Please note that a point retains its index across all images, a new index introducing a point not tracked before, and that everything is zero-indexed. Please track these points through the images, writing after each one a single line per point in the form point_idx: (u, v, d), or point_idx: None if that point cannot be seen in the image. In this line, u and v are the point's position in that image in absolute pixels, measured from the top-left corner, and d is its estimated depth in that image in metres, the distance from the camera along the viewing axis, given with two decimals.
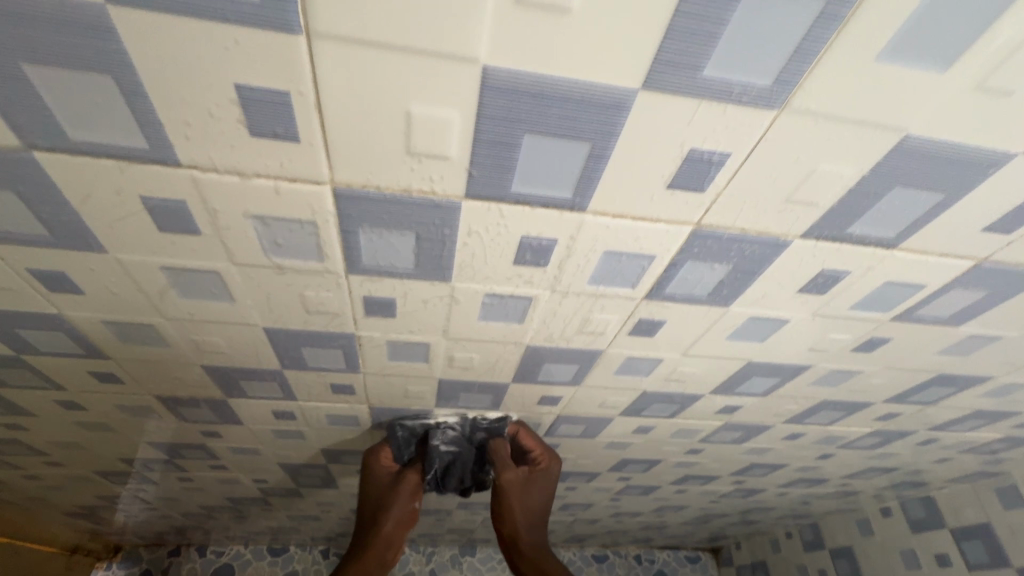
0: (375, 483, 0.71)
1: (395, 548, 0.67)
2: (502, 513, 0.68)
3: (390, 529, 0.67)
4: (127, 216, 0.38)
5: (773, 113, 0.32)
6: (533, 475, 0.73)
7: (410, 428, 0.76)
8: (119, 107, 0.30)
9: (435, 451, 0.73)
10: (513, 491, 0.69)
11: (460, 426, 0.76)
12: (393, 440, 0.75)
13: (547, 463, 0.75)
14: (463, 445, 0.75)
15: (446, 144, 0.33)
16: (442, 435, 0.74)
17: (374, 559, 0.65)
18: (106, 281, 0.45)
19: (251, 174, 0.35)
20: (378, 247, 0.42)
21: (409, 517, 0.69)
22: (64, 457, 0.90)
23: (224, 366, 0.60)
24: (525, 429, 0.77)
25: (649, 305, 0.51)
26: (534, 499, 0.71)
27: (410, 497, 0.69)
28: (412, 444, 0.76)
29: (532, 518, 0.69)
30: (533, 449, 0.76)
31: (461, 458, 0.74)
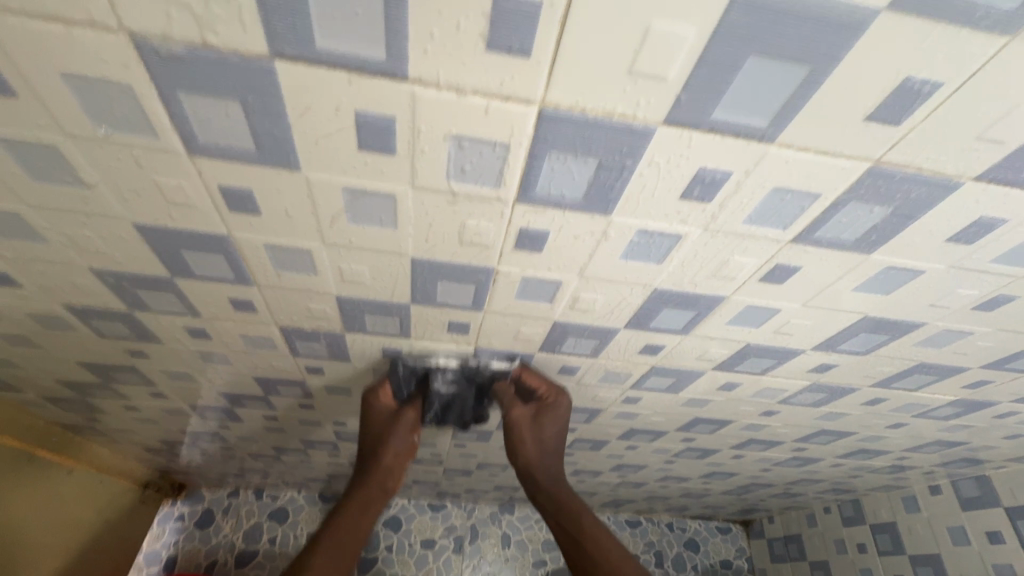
0: (376, 420, 0.79)
1: (396, 473, 0.78)
2: (515, 446, 0.78)
3: (392, 459, 0.77)
4: (335, 132, 0.40)
5: (1005, 40, 0.32)
6: (540, 413, 0.79)
7: (413, 367, 0.79)
8: (376, 17, 0.32)
9: (436, 392, 0.81)
10: (522, 428, 0.78)
11: (461, 367, 0.79)
12: (394, 377, 0.80)
13: (554, 397, 0.80)
14: (462, 385, 0.81)
15: (670, 65, 0.34)
16: (442, 377, 0.79)
17: (378, 484, 0.76)
18: (285, 202, 0.47)
19: (469, 91, 0.36)
20: (557, 175, 0.43)
21: (408, 448, 0.80)
22: (168, 388, 0.95)
23: (357, 298, 0.63)
24: (529, 370, 0.79)
25: (791, 250, 0.52)
26: (543, 433, 0.79)
27: (408, 431, 0.79)
28: (414, 380, 0.81)
29: (540, 448, 0.78)
30: (539, 387, 0.79)
31: (460, 395, 0.82)
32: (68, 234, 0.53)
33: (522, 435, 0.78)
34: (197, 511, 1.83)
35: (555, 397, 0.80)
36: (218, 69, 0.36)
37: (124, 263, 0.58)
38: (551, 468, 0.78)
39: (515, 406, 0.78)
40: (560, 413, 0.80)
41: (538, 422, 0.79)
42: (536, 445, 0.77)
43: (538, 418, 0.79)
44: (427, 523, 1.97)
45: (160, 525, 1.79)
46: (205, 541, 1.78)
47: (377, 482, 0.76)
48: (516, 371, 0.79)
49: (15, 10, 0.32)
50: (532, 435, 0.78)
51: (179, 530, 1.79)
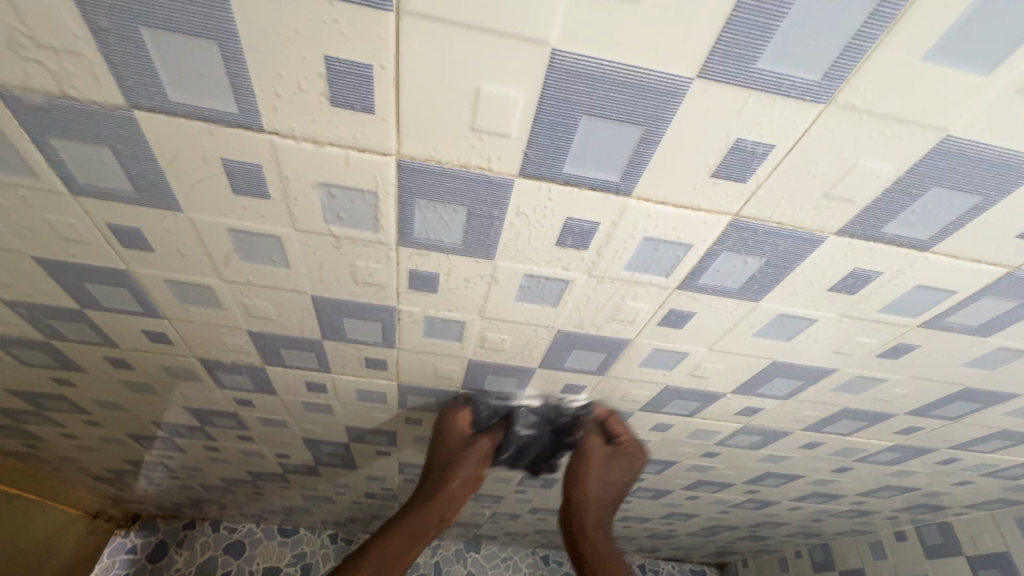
0: (448, 442, 0.73)
1: (455, 505, 0.69)
2: (577, 479, 0.72)
3: (457, 487, 0.68)
4: (206, 178, 0.41)
5: (819, 108, 0.34)
6: (613, 455, 0.75)
7: (493, 407, 0.76)
8: (217, 75, 0.34)
9: (515, 434, 0.77)
10: (595, 463, 0.73)
11: (543, 412, 0.77)
12: (475, 411, 0.76)
13: (632, 449, 0.77)
14: (543, 427, 0.78)
15: (508, 123, 0.35)
16: (523, 420, 0.76)
17: (435, 510, 0.67)
18: (176, 241, 0.49)
19: (325, 142, 0.38)
20: (431, 221, 0.44)
21: (475, 480, 0.71)
22: (103, 417, 0.95)
23: (270, 333, 0.64)
24: (615, 416, 0.78)
25: (680, 296, 0.53)
26: (611, 476, 0.74)
27: (479, 462, 0.71)
28: (494, 417, 0.77)
29: (604, 492, 0.72)
30: (621, 434, 0.77)
31: (537, 439, 0.79)
32: None
33: (588, 470, 0.72)
34: (151, 542, 1.78)
35: (636, 446, 0.77)
36: (82, 117, 0.37)
37: (33, 294, 0.58)
38: (601, 515, 0.71)
39: (593, 441, 0.75)
40: (629, 459, 0.76)
41: (609, 461, 0.74)
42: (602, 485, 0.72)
43: (611, 460, 0.75)
44: None
45: (110, 557, 1.74)
46: None
47: (432, 511, 0.66)
48: (600, 413, 0.77)
49: None
50: (598, 475, 0.73)
51: (129, 562, 1.74)
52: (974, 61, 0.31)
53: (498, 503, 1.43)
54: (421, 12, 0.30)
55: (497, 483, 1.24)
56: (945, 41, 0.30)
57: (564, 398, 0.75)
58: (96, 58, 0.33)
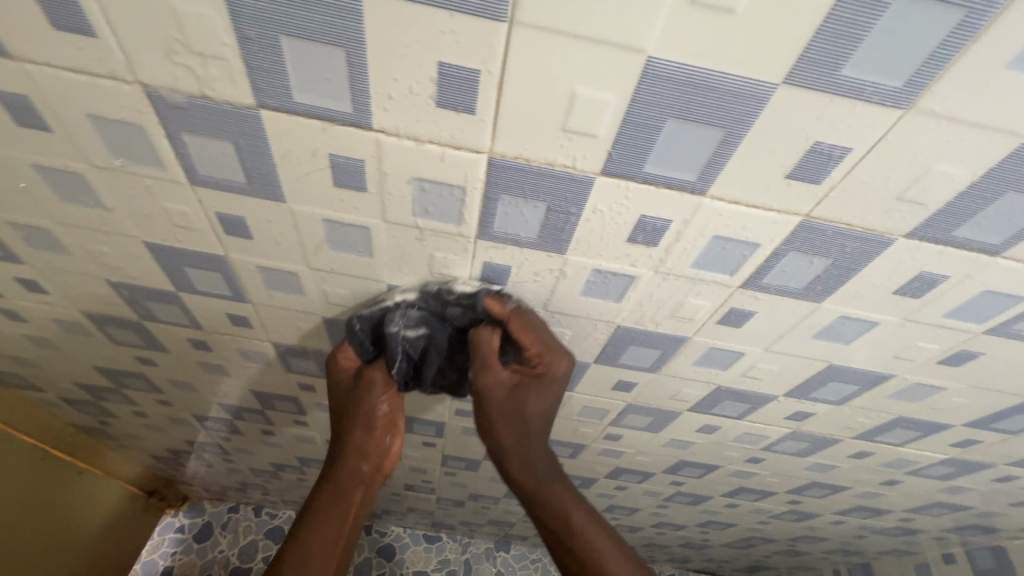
0: (337, 385, 0.64)
1: (373, 454, 0.64)
2: (488, 423, 0.60)
3: (360, 438, 0.63)
4: (313, 172, 0.46)
5: (899, 112, 0.35)
6: (520, 383, 0.59)
7: (369, 317, 0.62)
8: (341, 78, 0.38)
9: (395, 343, 0.61)
10: (495, 394, 0.59)
11: (423, 305, 0.60)
12: (354, 336, 0.63)
13: (549, 363, 0.59)
14: (433, 326, 0.61)
15: (598, 124, 0.38)
16: (401, 320, 0.60)
17: (346, 477, 0.62)
18: (274, 229, 0.53)
19: (426, 140, 0.41)
20: (511, 216, 0.48)
21: (380, 419, 0.64)
22: (174, 396, 1.01)
23: (342, 320, 0.68)
24: (520, 318, 0.57)
25: (742, 295, 0.54)
26: (517, 408, 0.59)
27: (378, 395, 0.63)
28: (376, 336, 0.63)
29: (520, 427, 0.59)
30: (528, 347, 0.58)
31: (433, 342, 0.63)
32: (90, 249, 0.60)
33: (490, 410, 0.59)
34: (198, 523, 1.87)
35: (547, 358, 0.59)
36: (216, 115, 0.42)
37: (135, 276, 0.64)
38: (535, 455, 0.60)
39: (490, 368, 0.58)
40: (557, 386, 0.60)
41: (516, 393, 0.59)
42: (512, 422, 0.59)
43: (515, 392, 0.59)
44: (420, 555, 1.94)
45: (160, 535, 1.83)
46: (202, 554, 1.81)
47: (347, 474, 0.62)
48: (490, 305, 0.57)
49: (53, 64, 0.39)
50: (495, 409, 0.59)
51: (178, 541, 1.83)
52: None
53: None
54: (531, 22, 0.33)
55: None
56: None
57: (453, 282, 0.57)
58: (238, 63, 0.37)
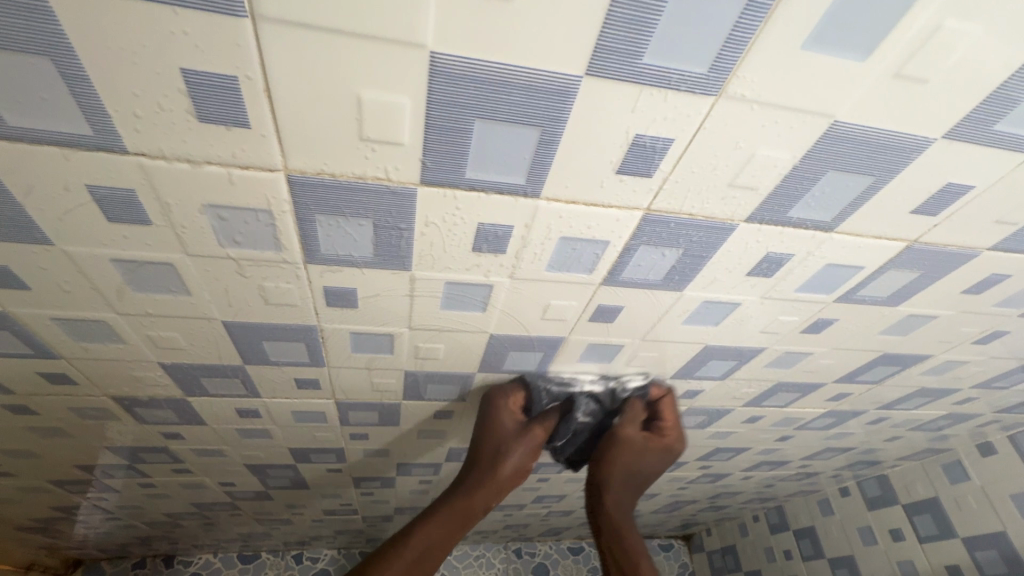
0: (490, 426, 0.65)
1: (502, 493, 0.62)
2: (604, 467, 0.68)
3: (506, 475, 0.62)
4: (74, 208, 0.37)
5: (712, 100, 0.34)
6: (650, 443, 0.70)
7: (553, 391, 0.70)
8: (61, 95, 0.30)
9: (576, 423, 0.70)
10: (627, 453, 0.69)
11: (604, 399, 0.72)
12: (530, 398, 0.69)
13: (673, 440, 0.73)
14: (600, 415, 0.73)
15: (398, 131, 0.33)
16: (586, 406, 0.71)
17: (478, 499, 0.59)
18: (56, 277, 0.44)
19: (201, 161, 0.35)
20: (336, 236, 0.42)
21: (524, 469, 0.64)
22: (15, 466, 0.87)
23: (185, 364, 0.59)
24: (668, 396, 0.74)
25: (606, 291, 0.52)
26: (640, 463, 0.69)
27: (531, 451, 0.64)
28: (552, 401, 0.70)
29: (630, 479, 0.69)
30: (667, 418, 0.73)
31: (590, 428, 0.73)
32: None
33: (616, 457, 0.69)
34: None
35: (675, 432, 0.73)
36: None
37: None
38: (627, 502, 0.69)
39: (629, 426, 0.70)
40: (666, 454, 0.72)
41: (643, 450, 0.70)
42: (632, 468, 0.69)
43: (643, 450, 0.70)
44: None
45: None
46: None
47: (474, 496, 0.59)
48: (655, 393, 0.73)
49: None
50: (624, 465, 0.68)
51: None
52: (850, 49, 0.31)
53: None
54: (277, 16, 0.27)
55: None
56: (820, 30, 0.30)
57: (618, 377, 0.71)
58: None
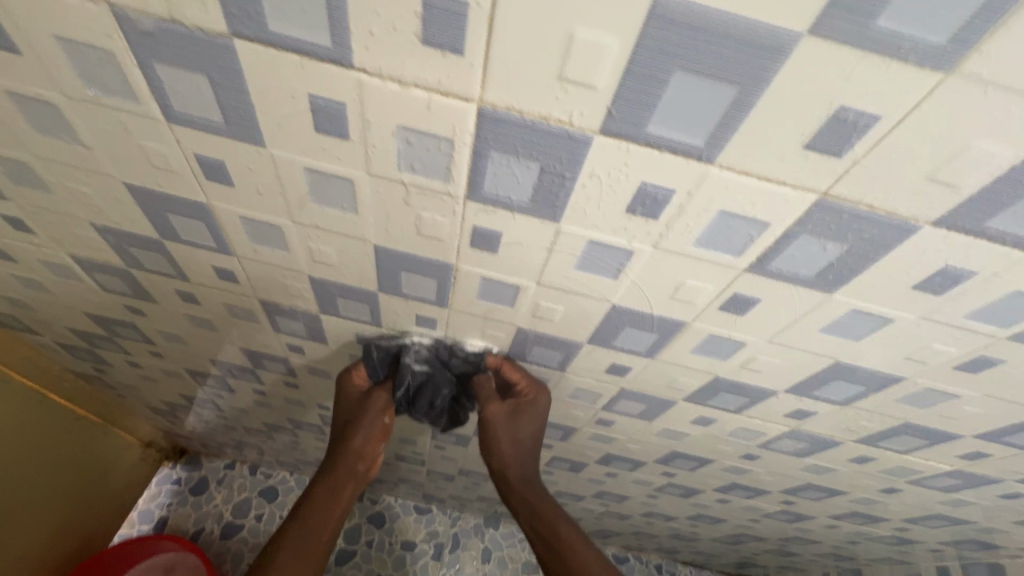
0: (348, 398, 0.82)
1: (366, 457, 0.81)
2: (492, 446, 0.80)
3: (359, 444, 0.80)
4: (292, 116, 0.43)
5: (939, 76, 0.32)
6: (517, 409, 0.78)
7: (386, 348, 0.79)
8: (318, 6, 0.34)
9: (409, 370, 0.79)
10: (498, 424, 0.78)
11: (433, 349, 0.79)
12: (369, 360, 0.80)
13: (534, 394, 0.79)
14: (435, 365, 0.79)
15: (598, 73, 0.35)
16: (414, 354, 0.78)
17: (343, 469, 0.79)
18: (257, 179, 0.51)
19: (410, 83, 0.38)
20: (502, 175, 0.44)
21: (379, 433, 0.82)
22: (167, 349, 1.01)
23: (330, 281, 0.66)
24: (509, 364, 0.77)
25: (748, 278, 0.51)
26: (519, 432, 0.79)
27: (379, 412, 0.80)
28: (387, 362, 0.81)
29: (518, 451, 0.80)
30: (518, 381, 0.79)
31: (432, 378, 0.80)
32: (72, 189, 0.58)
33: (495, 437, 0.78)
34: (195, 477, 1.90)
35: (533, 390, 0.79)
36: (187, 45, 0.39)
37: (120, 221, 0.63)
38: (528, 467, 0.82)
39: (492, 402, 0.78)
40: (539, 411, 0.80)
41: (516, 417, 0.78)
42: (513, 442, 0.79)
43: (513, 417, 0.78)
44: (410, 525, 1.97)
45: (157, 484, 1.86)
46: (195, 507, 1.84)
47: (344, 466, 0.79)
48: (493, 362, 0.77)
49: None
50: (506, 440, 0.79)
51: (174, 493, 1.85)
52: None
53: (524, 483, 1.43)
54: None
55: None
56: None
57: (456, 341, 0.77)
58: None
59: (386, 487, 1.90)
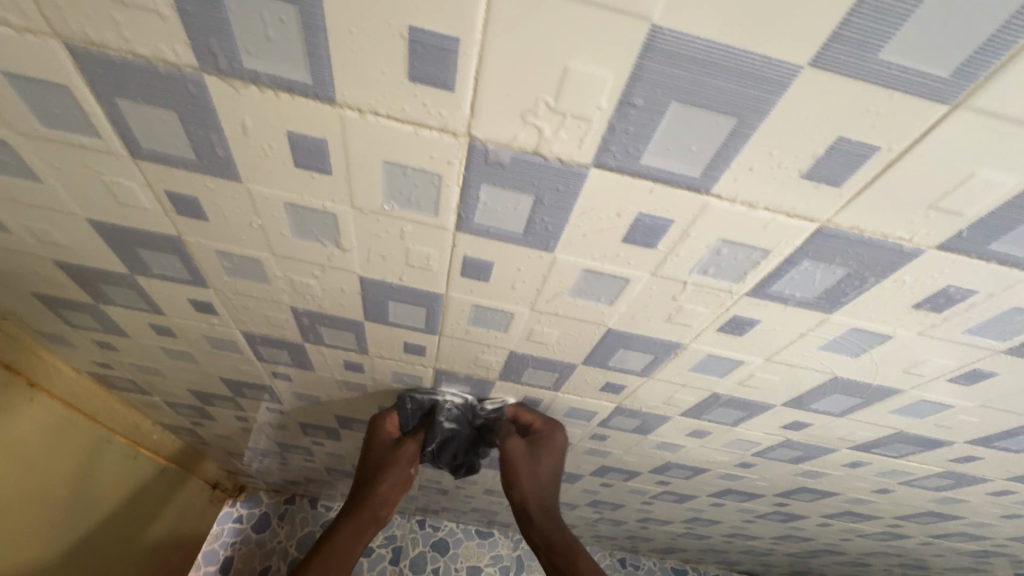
0: (375, 447, 0.80)
1: (389, 505, 0.78)
2: (511, 481, 0.77)
3: (385, 490, 0.77)
4: (606, 229, 0.43)
5: None
6: (536, 449, 0.79)
7: (420, 402, 0.80)
8: (710, 145, 0.34)
9: (439, 428, 0.79)
10: (518, 459, 0.77)
11: (462, 407, 0.80)
12: (402, 411, 0.81)
13: (551, 432, 0.81)
14: (463, 424, 0.80)
15: (974, 205, 0.36)
16: (446, 413, 0.79)
17: (366, 513, 0.76)
18: (518, 276, 0.50)
19: (761, 206, 0.38)
20: (799, 278, 0.45)
21: (404, 480, 0.79)
22: (290, 406, 0.99)
23: (530, 355, 0.66)
24: (524, 408, 0.80)
25: (999, 358, 0.53)
26: (539, 467, 0.78)
27: (406, 464, 0.79)
28: (419, 415, 0.81)
29: (538, 485, 0.78)
30: (534, 422, 0.80)
31: (458, 436, 0.81)
32: (293, 281, 0.57)
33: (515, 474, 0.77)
34: (256, 514, 1.87)
35: (549, 429, 0.80)
36: (534, 171, 0.38)
37: (325, 306, 0.61)
38: (546, 501, 0.77)
39: (511, 438, 0.79)
40: (557, 449, 0.81)
41: (535, 454, 0.79)
42: (533, 478, 0.77)
43: (530, 456, 0.78)
44: (473, 550, 1.96)
45: (220, 524, 1.82)
46: (260, 545, 1.81)
47: (366, 510, 0.76)
48: (510, 411, 0.80)
49: (380, 113, 0.35)
50: (529, 473, 0.77)
51: (237, 531, 1.82)
52: None
53: (613, 513, 1.44)
54: (984, 106, 0.30)
55: (627, 496, 1.25)
56: None
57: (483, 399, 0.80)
58: (600, 125, 0.34)
59: (450, 514, 1.88)
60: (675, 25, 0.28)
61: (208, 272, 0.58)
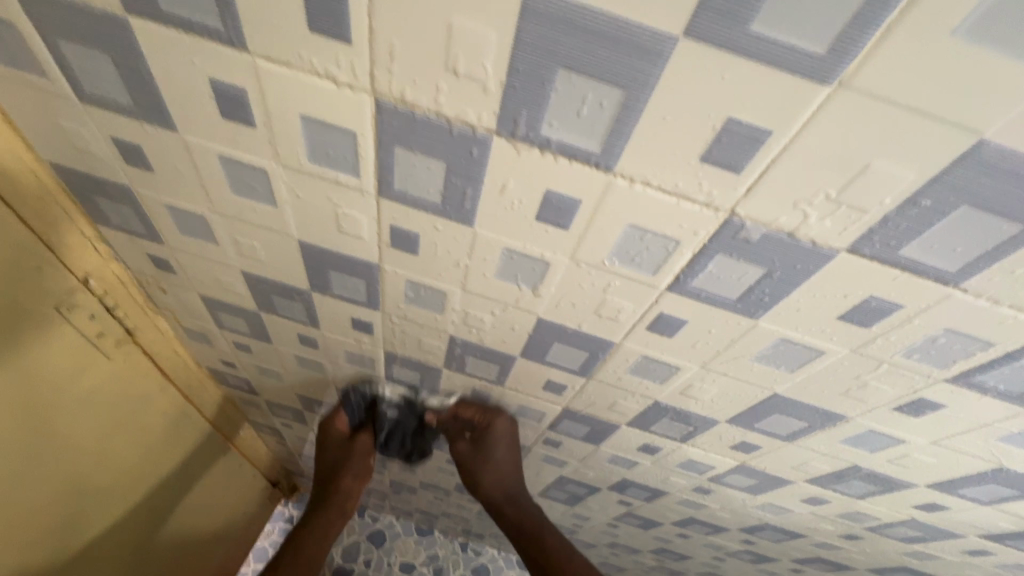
0: (332, 447, 0.85)
1: (355, 497, 0.83)
2: (471, 478, 0.82)
3: (349, 482, 0.82)
4: (825, 307, 0.44)
5: None
6: (482, 442, 0.80)
7: (363, 393, 0.85)
8: (979, 246, 0.35)
9: (384, 416, 0.84)
10: (469, 458, 0.81)
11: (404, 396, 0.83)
12: (347, 404, 0.86)
13: (490, 420, 0.80)
14: (405, 413, 0.84)
15: None
16: (388, 402, 0.84)
17: (333, 509, 0.80)
18: (705, 336, 0.52)
19: (1005, 304, 0.39)
20: (1010, 372, 0.45)
21: (364, 471, 0.84)
22: None
23: (674, 406, 0.66)
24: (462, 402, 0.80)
25: None
26: (492, 459, 0.81)
27: (363, 454, 0.84)
28: (364, 406, 0.86)
29: (498, 476, 0.81)
30: (472, 416, 0.80)
31: (402, 423, 0.85)
32: (467, 314, 0.60)
33: (476, 472, 0.81)
34: None
35: (487, 421, 0.80)
36: (780, 249, 0.40)
37: (485, 339, 0.64)
38: (510, 483, 0.82)
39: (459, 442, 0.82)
40: (502, 434, 0.80)
41: (484, 451, 0.80)
42: (489, 471, 0.81)
43: (480, 450, 0.81)
44: None
45: (271, 522, 1.85)
46: None
47: (335, 505, 0.81)
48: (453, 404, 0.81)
49: (652, 184, 0.38)
50: (481, 467, 0.81)
51: (286, 531, 1.85)
52: None
53: (675, 564, 1.40)
54: None
55: (700, 549, 1.22)
56: None
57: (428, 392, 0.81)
58: (872, 218, 0.36)
59: (495, 540, 1.86)
60: (1003, 141, 0.29)
61: (387, 296, 0.61)
